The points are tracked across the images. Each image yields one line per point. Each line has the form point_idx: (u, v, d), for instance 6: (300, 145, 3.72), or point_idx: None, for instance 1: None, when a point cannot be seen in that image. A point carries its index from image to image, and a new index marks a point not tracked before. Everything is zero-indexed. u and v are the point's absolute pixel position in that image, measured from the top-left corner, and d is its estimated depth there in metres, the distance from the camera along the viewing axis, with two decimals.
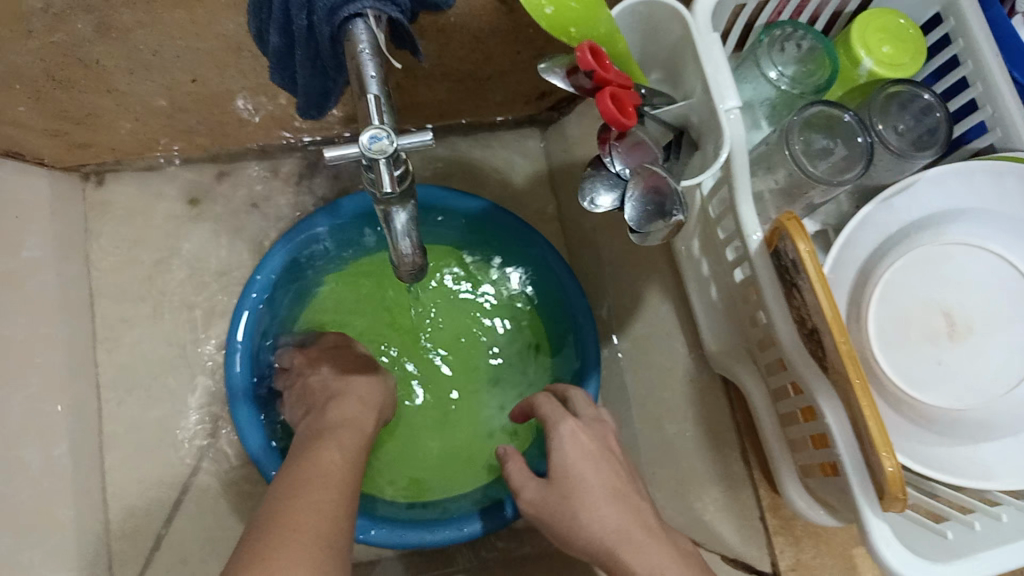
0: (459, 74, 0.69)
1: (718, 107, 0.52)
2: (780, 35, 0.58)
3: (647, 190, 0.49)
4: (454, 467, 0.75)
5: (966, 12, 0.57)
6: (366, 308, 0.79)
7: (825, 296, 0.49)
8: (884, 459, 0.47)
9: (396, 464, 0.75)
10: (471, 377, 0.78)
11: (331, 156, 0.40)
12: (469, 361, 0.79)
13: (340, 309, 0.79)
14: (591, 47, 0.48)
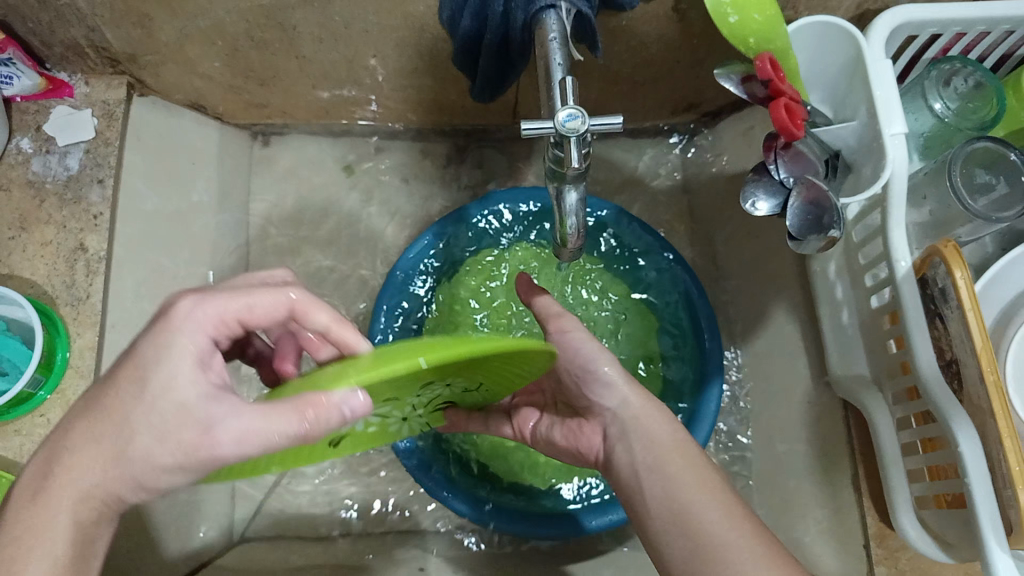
0: (618, 77, 0.71)
1: (884, 131, 0.54)
2: (948, 70, 0.60)
3: (807, 201, 0.50)
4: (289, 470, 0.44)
5: None
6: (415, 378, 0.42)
7: (976, 324, 0.49)
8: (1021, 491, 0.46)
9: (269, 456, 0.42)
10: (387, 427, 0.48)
11: (526, 129, 0.43)
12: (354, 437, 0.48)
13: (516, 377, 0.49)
14: (772, 58, 0.50)
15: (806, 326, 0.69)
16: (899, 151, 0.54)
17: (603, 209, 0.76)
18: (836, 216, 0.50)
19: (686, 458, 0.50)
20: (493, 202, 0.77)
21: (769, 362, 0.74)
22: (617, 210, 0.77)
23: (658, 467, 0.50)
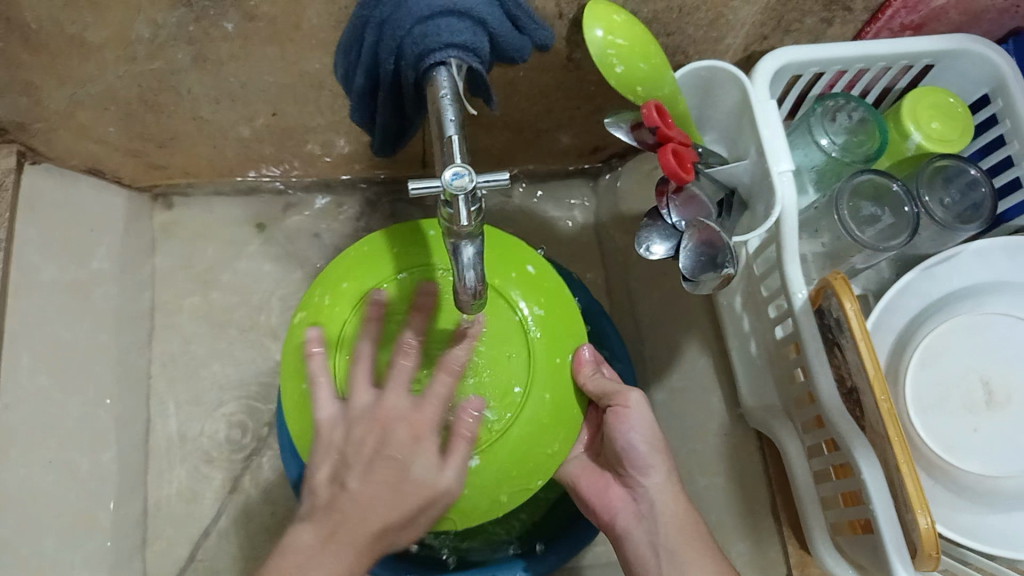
0: (521, 125, 0.72)
1: (772, 169, 0.56)
2: (832, 106, 0.62)
3: (700, 242, 0.52)
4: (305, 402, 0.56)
5: (1014, 94, 0.60)
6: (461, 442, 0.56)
7: (869, 354, 0.50)
8: (919, 515, 0.47)
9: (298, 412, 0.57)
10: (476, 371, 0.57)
11: (413, 188, 0.43)
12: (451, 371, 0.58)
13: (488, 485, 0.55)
14: (658, 106, 0.52)
15: (718, 359, 0.71)
16: (787, 186, 0.56)
17: None
18: (729, 255, 0.52)
19: (701, 543, 0.56)
20: None
21: (685, 396, 0.75)
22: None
23: (676, 557, 0.56)
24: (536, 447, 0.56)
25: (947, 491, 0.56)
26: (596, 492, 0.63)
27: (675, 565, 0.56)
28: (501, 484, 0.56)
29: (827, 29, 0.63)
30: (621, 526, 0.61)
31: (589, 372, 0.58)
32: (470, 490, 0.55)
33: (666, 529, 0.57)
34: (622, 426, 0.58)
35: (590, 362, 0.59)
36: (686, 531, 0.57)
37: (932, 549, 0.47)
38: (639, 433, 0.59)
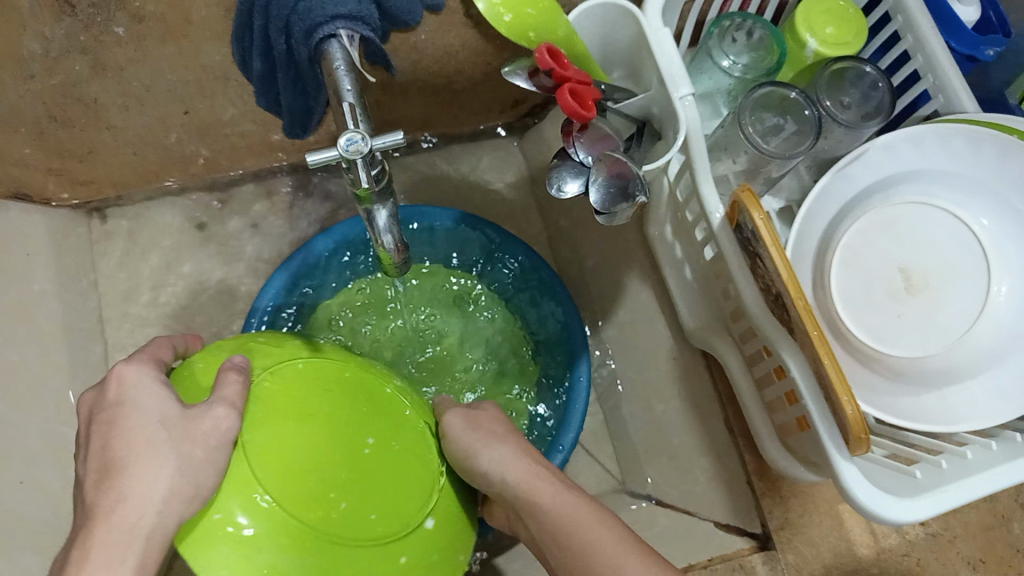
0: (435, 87, 0.73)
1: (673, 95, 0.58)
2: (730, 27, 0.64)
3: (610, 175, 0.54)
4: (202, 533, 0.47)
5: None
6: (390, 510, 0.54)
7: (781, 258, 0.51)
8: (845, 402, 0.48)
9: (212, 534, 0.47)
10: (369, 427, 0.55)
11: (313, 160, 0.43)
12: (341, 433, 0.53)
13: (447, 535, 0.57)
14: (549, 48, 0.53)
15: (658, 288, 0.73)
16: (690, 110, 0.58)
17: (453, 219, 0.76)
18: (640, 185, 0.54)
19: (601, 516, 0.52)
20: (336, 230, 0.75)
21: (634, 329, 0.77)
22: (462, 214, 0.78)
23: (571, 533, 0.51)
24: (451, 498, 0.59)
25: (885, 379, 0.57)
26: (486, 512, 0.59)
27: (561, 536, 0.51)
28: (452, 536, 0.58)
29: None
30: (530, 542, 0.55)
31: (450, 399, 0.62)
32: (436, 554, 0.56)
33: (549, 518, 0.53)
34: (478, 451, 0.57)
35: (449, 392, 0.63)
36: (580, 507, 0.53)
37: (861, 432, 0.48)
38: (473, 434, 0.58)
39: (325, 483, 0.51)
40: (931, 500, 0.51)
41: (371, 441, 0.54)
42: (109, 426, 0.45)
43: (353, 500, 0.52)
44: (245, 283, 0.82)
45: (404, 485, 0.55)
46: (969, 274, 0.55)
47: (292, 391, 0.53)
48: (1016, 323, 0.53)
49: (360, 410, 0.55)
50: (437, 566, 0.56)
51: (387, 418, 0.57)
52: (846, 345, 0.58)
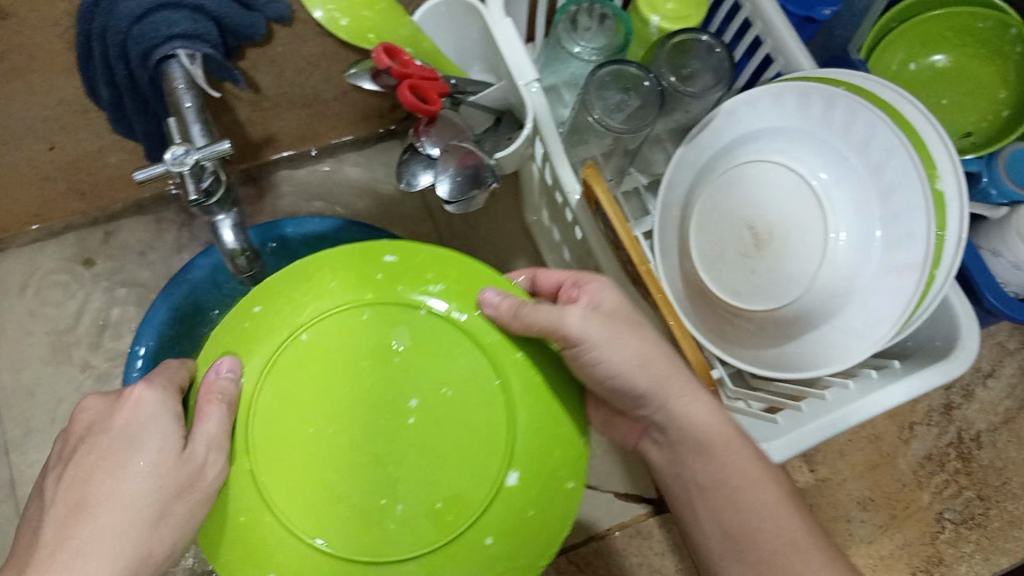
0: (306, 99, 0.74)
1: (518, 83, 0.59)
2: (575, 11, 0.65)
3: (461, 165, 0.56)
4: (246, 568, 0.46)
5: None
6: (456, 475, 0.49)
7: (620, 224, 0.54)
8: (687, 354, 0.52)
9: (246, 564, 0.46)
10: (404, 382, 0.50)
11: (142, 178, 0.45)
12: (360, 412, 0.50)
13: (521, 498, 0.49)
14: (386, 48, 0.55)
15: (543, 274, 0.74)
16: (537, 96, 0.59)
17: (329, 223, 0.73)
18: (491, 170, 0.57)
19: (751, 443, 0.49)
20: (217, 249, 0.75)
21: None
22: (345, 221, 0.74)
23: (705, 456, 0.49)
24: (553, 431, 0.50)
25: (750, 329, 0.61)
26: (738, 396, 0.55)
27: (709, 471, 0.49)
28: (543, 482, 0.50)
29: None
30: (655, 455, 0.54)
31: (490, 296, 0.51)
32: (534, 507, 0.49)
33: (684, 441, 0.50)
34: (598, 355, 0.48)
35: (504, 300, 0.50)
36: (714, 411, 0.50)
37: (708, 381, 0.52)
38: (617, 346, 0.48)
39: (339, 489, 0.48)
40: (791, 440, 0.54)
41: (410, 413, 0.50)
42: (109, 453, 0.43)
43: (405, 487, 0.49)
44: (140, 312, 0.84)
45: (444, 451, 0.50)
46: (807, 225, 0.57)
47: (292, 383, 0.49)
48: (846, 270, 0.56)
49: (390, 365, 0.51)
50: (556, 510, 0.49)
51: (413, 375, 0.51)
52: (715, 302, 0.62)
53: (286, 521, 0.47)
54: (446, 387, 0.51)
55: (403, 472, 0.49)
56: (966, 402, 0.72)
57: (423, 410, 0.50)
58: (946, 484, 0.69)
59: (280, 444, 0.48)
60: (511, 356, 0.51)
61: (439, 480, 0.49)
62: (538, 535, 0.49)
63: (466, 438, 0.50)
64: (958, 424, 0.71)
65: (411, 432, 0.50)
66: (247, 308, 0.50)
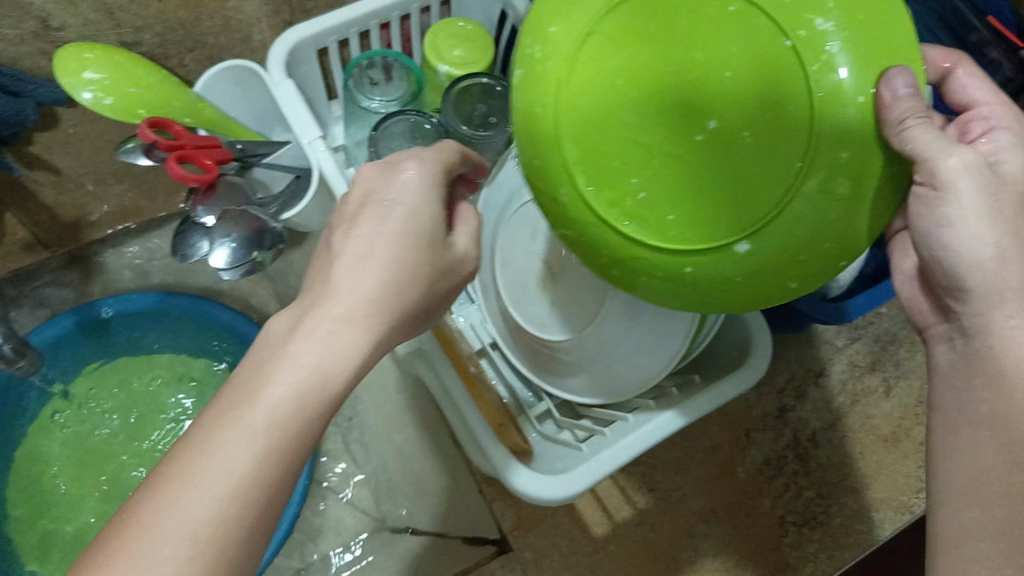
0: (115, 176, 0.72)
1: (302, 142, 0.60)
2: (364, 66, 0.66)
3: (246, 230, 0.56)
4: (594, 210, 0.39)
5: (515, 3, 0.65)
6: (753, 200, 0.37)
7: None
8: None
9: (594, 195, 0.39)
10: (708, 108, 0.36)
11: None
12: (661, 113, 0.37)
13: (751, 273, 0.38)
14: (152, 121, 0.55)
15: None
16: (321, 153, 0.59)
17: (153, 299, 0.72)
18: (277, 235, 0.58)
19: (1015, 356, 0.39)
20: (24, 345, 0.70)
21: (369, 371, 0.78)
22: (165, 293, 0.74)
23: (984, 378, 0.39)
24: (844, 222, 0.36)
25: (559, 363, 0.63)
26: (914, 272, 0.47)
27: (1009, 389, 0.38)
28: (795, 267, 0.37)
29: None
30: (929, 336, 0.44)
31: (892, 90, 0.33)
32: (795, 281, 0.38)
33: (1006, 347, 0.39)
34: (936, 220, 0.38)
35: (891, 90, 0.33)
36: None
37: (494, 419, 0.56)
38: (973, 226, 0.38)
39: (632, 175, 0.38)
40: (588, 468, 0.55)
41: (710, 122, 0.36)
42: (384, 214, 0.40)
43: (679, 205, 0.38)
44: None
45: (753, 170, 0.36)
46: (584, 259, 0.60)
47: (620, 51, 0.37)
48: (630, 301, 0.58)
49: (698, 78, 0.36)
50: (815, 271, 0.37)
51: (726, 97, 0.36)
52: (527, 340, 0.64)
53: (659, 209, 0.38)
54: (840, 152, 0.35)
55: (659, 186, 0.38)
56: (799, 404, 0.73)
57: (727, 130, 0.36)
58: (786, 487, 0.71)
59: (646, 144, 0.38)
60: (848, 94, 0.34)
61: (724, 216, 0.37)
62: (829, 259, 0.37)
63: (726, 166, 0.37)
64: (792, 426, 0.73)
65: (749, 147, 0.36)
66: (536, 24, 0.39)
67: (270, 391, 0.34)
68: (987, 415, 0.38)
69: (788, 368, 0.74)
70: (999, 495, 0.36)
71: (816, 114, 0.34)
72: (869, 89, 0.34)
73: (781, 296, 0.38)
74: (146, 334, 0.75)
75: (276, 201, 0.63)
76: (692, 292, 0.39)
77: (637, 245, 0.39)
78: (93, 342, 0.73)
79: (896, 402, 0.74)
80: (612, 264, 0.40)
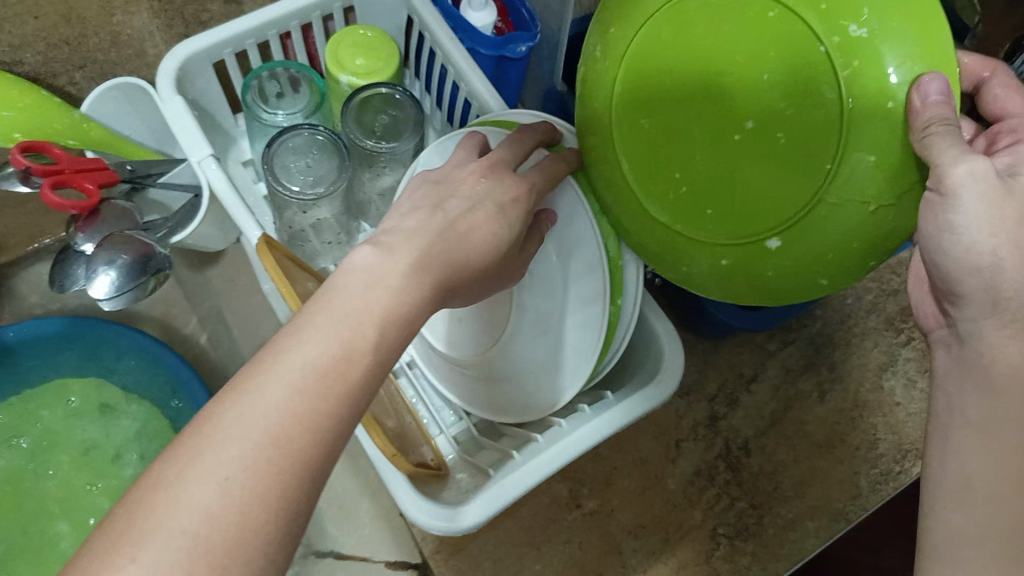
0: (16, 199, 0.70)
1: (192, 161, 0.56)
2: (263, 77, 0.63)
3: (129, 257, 0.54)
4: (659, 188, 0.45)
5: (420, 8, 0.63)
6: (784, 199, 0.40)
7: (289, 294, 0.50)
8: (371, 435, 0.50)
9: (677, 167, 0.44)
10: (766, 102, 0.38)
11: None
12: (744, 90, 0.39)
13: (808, 260, 0.40)
14: (25, 146, 0.53)
15: None
16: (211, 172, 0.57)
17: (54, 325, 0.71)
18: (162, 260, 0.56)
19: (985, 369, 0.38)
20: None
21: None
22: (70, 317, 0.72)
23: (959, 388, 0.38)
24: (886, 220, 0.37)
25: (480, 384, 0.59)
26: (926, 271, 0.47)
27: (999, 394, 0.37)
28: (838, 261, 0.39)
29: (239, 7, 0.64)
30: (933, 341, 0.44)
31: (923, 96, 0.34)
32: (774, 273, 0.42)
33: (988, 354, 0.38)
34: (940, 225, 0.37)
35: (925, 95, 0.34)
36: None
37: (388, 450, 0.50)
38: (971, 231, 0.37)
39: (712, 142, 0.41)
40: (494, 494, 0.52)
41: (748, 122, 0.39)
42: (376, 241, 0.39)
43: (743, 182, 0.41)
44: None
45: (774, 167, 0.39)
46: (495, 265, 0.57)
47: (682, 41, 0.41)
48: (544, 317, 0.54)
49: (769, 63, 0.38)
50: (844, 267, 0.39)
51: (788, 81, 0.37)
52: (455, 368, 0.61)
53: (707, 191, 0.43)
54: (869, 155, 0.36)
55: (711, 172, 0.42)
56: (730, 411, 0.72)
57: (758, 133, 0.39)
58: (717, 498, 0.69)
59: (701, 127, 0.42)
60: (877, 101, 0.35)
61: (766, 207, 0.40)
62: (859, 256, 0.39)
63: (778, 168, 0.39)
64: (724, 434, 0.71)
65: (763, 149, 0.39)
66: (600, 23, 0.45)
67: (259, 379, 0.31)
68: (977, 420, 0.38)
69: (718, 374, 0.73)
70: (988, 497, 0.35)
71: (853, 110, 0.35)
72: (900, 95, 0.34)
73: (831, 287, 0.41)
74: (62, 357, 0.75)
75: (168, 222, 0.60)
76: (746, 280, 0.43)
77: (658, 240, 0.46)
78: (21, 368, 0.74)
79: (830, 406, 0.72)
80: (664, 241, 0.46)
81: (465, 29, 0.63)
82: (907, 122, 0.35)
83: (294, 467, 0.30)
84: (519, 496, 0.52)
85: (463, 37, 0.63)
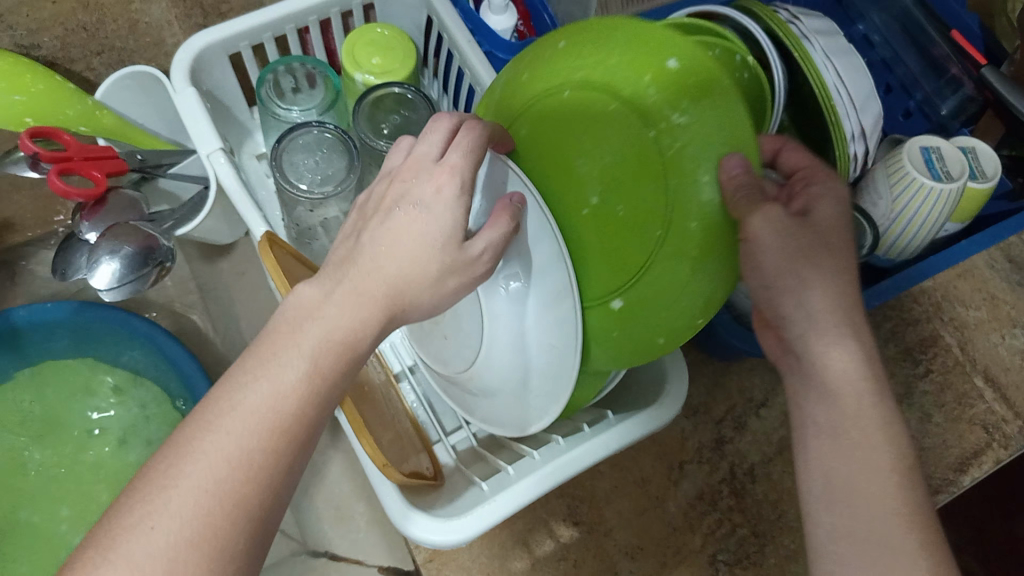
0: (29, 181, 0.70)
1: (202, 154, 0.56)
2: (278, 72, 0.62)
3: (134, 247, 0.55)
4: None
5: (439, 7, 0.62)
6: (620, 263, 0.46)
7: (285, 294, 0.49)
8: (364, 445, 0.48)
9: None
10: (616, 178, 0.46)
11: None
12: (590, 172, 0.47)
13: (652, 319, 0.46)
14: (35, 131, 0.52)
15: None
16: (221, 166, 0.56)
17: (63, 309, 0.70)
18: (165, 251, 0.57)
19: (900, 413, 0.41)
20: None
21: None
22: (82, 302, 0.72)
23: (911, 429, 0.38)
24: (698, 280, 0.44)
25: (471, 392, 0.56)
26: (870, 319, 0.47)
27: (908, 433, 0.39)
28: (666, 323, 0.46)
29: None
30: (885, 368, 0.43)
31: (732, 165, 0.41)
32: (616, 333, 0.48)
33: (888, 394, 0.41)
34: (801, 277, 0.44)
35: (739, 169, 0.41)
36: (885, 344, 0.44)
37: (378, 460, 0.48)
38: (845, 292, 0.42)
39: (576, 211, 0.48)
40: (486, 511, 0.51)
41: (592, 198, 0.47)
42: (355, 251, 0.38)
43: (594, 252, 0.48)
44: None
45: (622, 233, 0.46)
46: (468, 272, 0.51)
47: (556, 120, 0.49)
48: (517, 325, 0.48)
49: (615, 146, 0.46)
50: (675, 327, 0.46)
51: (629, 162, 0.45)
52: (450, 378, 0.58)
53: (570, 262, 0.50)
54: (690, 221, 0.43)
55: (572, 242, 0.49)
56: (737, 435, 0.70)
57: (604, 206, 0.47)
58: (719, 524, 0.67)
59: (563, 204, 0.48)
60: (693, 173, 0.42)
61: (613, 270, 0.47)
62: (691, 316, 0.45)
63: (619, 236, 0.47)
64: (729, 459, 0.69)
65: (608, 222, 0.47)
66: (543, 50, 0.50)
67: (209, 421, 0.33)
68: None
69: (727, 398, 0.71)
70: None
71: (675, 179, 0.43)
72: (710, 171, 0.42)
73: (666, 346, 0.47)
74: (70, 343, 0.74)
75: (176, 213, 0.60)
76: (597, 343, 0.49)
77: None
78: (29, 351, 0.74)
79: None
80: None
81: (484, 30, 0.62)
82: (717, 194, 0.42)
83: (239, 505, 0.32)
84: (510, 514, 0.51)
85: (481, 40, 0.62)
